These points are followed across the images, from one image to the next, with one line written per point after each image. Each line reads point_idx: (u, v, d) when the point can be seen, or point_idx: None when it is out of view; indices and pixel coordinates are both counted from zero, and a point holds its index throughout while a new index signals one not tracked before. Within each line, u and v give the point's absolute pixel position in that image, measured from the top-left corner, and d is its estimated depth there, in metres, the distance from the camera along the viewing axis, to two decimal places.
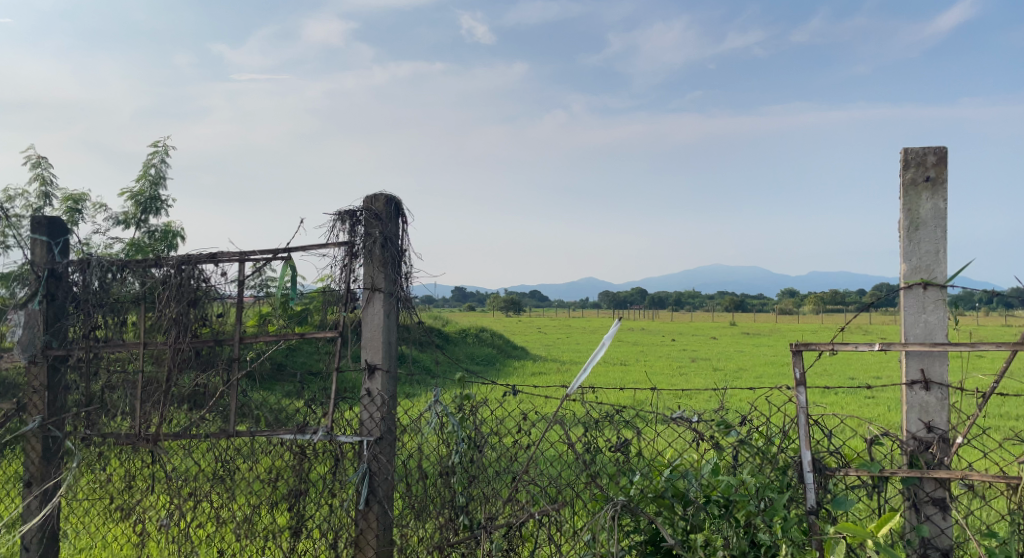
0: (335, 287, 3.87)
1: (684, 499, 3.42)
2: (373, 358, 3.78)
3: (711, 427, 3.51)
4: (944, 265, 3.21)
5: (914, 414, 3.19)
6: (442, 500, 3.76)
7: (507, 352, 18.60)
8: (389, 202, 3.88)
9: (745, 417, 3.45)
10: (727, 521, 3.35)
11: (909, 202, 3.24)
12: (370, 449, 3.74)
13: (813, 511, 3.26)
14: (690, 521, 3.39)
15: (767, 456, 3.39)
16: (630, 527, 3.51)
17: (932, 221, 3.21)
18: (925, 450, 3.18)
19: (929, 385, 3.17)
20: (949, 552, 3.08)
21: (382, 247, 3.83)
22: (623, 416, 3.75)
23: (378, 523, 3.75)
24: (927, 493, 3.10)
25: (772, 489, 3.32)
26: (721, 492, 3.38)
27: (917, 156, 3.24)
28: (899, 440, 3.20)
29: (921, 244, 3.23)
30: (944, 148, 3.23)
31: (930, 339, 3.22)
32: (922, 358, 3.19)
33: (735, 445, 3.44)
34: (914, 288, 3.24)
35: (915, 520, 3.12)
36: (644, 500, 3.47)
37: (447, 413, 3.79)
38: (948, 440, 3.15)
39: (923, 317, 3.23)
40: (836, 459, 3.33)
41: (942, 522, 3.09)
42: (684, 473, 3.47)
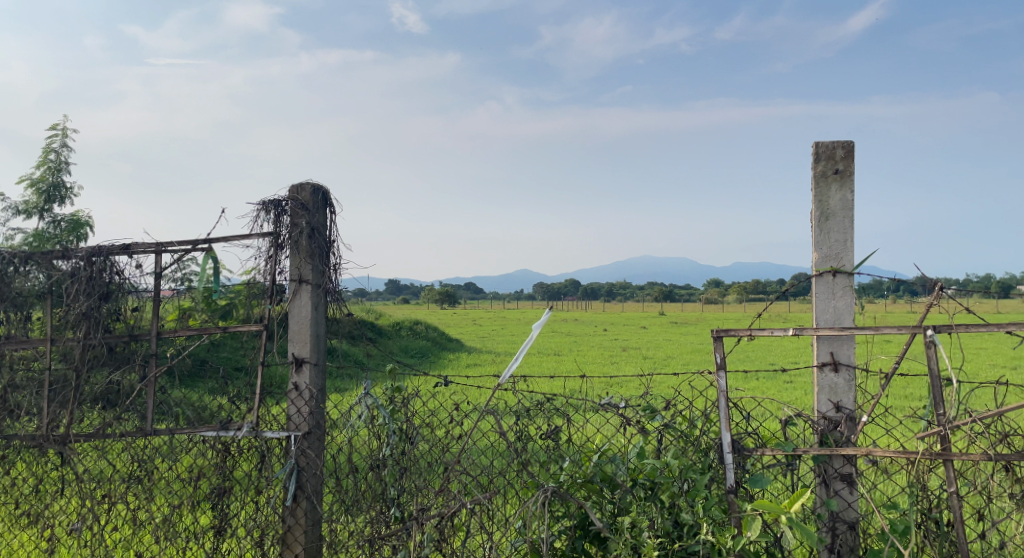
0: (260, 279, 3.79)
1: (612, 483, 3.50)
2: (300, 352, 3.72)
3: (637, 412, 3.59)
4: (852, 253, 3.38)
5: (824, 395, 3.36)
6: (372, 493, 3.74)
7: (440, 344, 18.59)
8: (316, 192, 3.82)
9: (669, 402, 3.56)
10: (652, 503, 3.43)
11: (820, 193, 3.40)
12: (298, 444, 3.69)
13: (732, 490, 3.40)
14: (618, 504, 3.50)
15: (690, 439, 3.52)
16: (560, 512, 3.56)
17: (840, 211, 3.37)
18: (834, 429, 3.35)
19: (838, 367, 3.34)
20: (855, 525, 3.27)
21: (309, 238, 3.77)
22: (553, 404, 3.80)
23: (305, 519, 3.71)
24: (836, 469, 3.27)
25: (694, 470, 3.44)
26: (646, 475, 3.45)
27: (828, 149, 3.39)
28: (811, 420, 3.36)
29: (831, 234, 3.39)
30: (852, 142, 3.39)
31: (839, 325, 3.39)
32: (832, 342, 3.35)
33: (660, 429, 3.57)
34: (824, 276, 3.40)
35: (824, 495, 3.29)
36: (575, 485, 3.55)
37: (378, 406, 3.77)
38: (854, 419, 3.34)
39: (832, 302, 3.39)
40: (754, 440, 3.47)
41: (849, 496, 3.28)
42: (611, 458, 3.55)
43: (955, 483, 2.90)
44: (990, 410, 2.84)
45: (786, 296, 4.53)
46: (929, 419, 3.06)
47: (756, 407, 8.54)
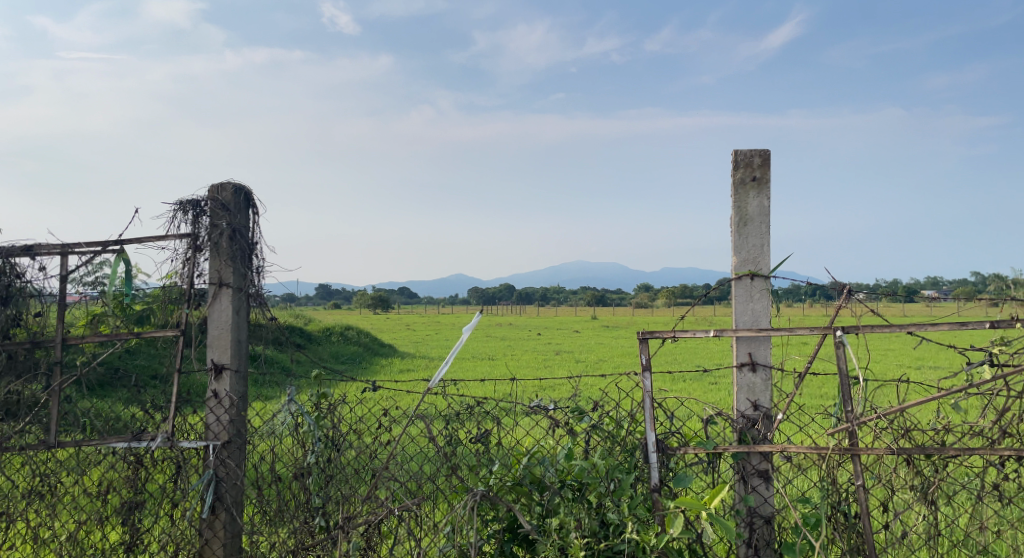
0: (178, 283, 3.66)
1: (541, 485, 3.52)
2: (220, 358, 3.60)
3: (566, 414, 3.62)
4: (768, 258, 3.51)
5: (743, 394, 3.47)
6: (297, 503, 3.65)
7: (372, 349, 18.36)
8: (237, 192, 3.70)
9: (597, 403, 3.60)
10: (580, 503, 3.48)
11: (739, 199, 3.51)
12: (217, 454, 3.57)
13: (656, 489, 3.45)
14: (546, 506, 3.50)
15: (617, 439, 3.57)
16: (489, 516, 3.55)
17: (758, 217, 3.49)
18: (752, 427, 3.46)
19: (756, 367, 3.45)
20: (771, 519, 3.37)
21: (230, 240, 3.66)
22: (483, 408, 3.80)
23: (224, 532, 3.58)
24: (754, 466, 3.38)
25: (621, 470, 3.47)
26: (574, 476, 3.49)
27: (746, 157, 3.51)
28: (730, 418, 3.46)
29: (749, 239, 3.51)
30: (768, 150, 3.51)
31: (757, 326, 3.50)
32: (750, 343, 3.46)
33: (587, 431, 3.60)
34: (743, 279, 3.51)
35: (742, 491, 3.40)
36: (504, 489, 3.54)
37: (302, 412, 3.68)
38: (771, 417, 3.45)
39: (750, 305, 3.50)
40: (677, 438, 3.52)
41: (766, 492, 3.38)
42: (540, 460, 3.56)
43: (862, 477, 3.04)
44: (893, 406, 2.98)
45: (712, 299, 4.64)
46: (838, 416, 3.19)
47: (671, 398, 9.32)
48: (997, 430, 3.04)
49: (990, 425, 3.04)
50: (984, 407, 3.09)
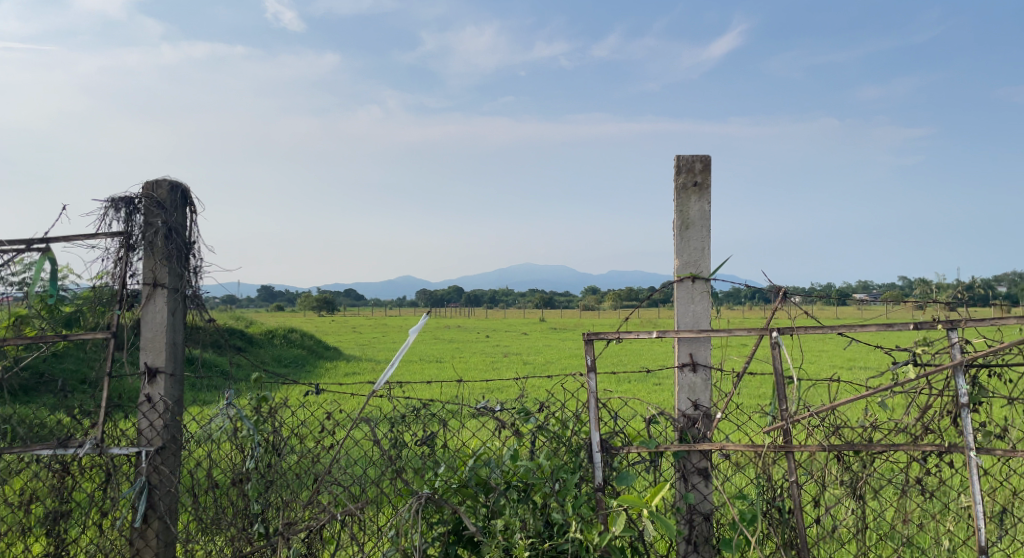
0: (109, 283, 3.52)
1: (486, 486, 3.52)
2: (154, 361, 3.48)
3: (513, 415, 3.62)
4: (709, 261, 3.58)
5: (683, 394, 3.53)
6: (235, 510, 3.55)
7: (316, 352, 18.07)
8: (173, 190, 3.59)
9: (543, 404, 3.60)
10: (525, 504, 3.47)
11: (681, 204, 3.57)
12: (150, 461, 3.45)
13: (600, 488, 3.48)
14: (491, 507, 3.50)
15: (562, 439, 3.57)
16: (434, 518, 3.53)
17: (699, 221, 3.56)
18: (692, 426, 3.52)
19: (696, 367, 3.51)
20: (709, 516, 3.44)
21: (165, 239, 3.54)
22: (429, 411, 3.76)
23: (157, 540, 3.46)
24: (693, 464, 3.44)
25: (566, 470, 3.50)
26: (520, 476, 3.49)
27: (687, 162, 3.58)
28: (672, 418, 3.51)
29: (691, 242, 3.57)
30: (709, 156, 3.58)
31: (698, 327, 3.57)
32: (691, 343, 3.52)
33: (534, 431, 3.59)
34: (685, 281, 3.57)
35: (683, 489, 3.45)
36: (449, 491, 3.53)
37: (241, 416, 3.56)
38: (711, 416, 3.51)
39: (691, 306, 3.56)
40: (621, 438, 3.55)
41: (705, 489, 3.45)
42: (486, 462, 3.56)
43: (795, 473, 3.13)
44: (824, 404, 3.07)
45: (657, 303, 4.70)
46: (774, 414, 3.28)
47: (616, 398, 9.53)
48: (920, 426, 3.16)
49: (914, 422, 3.16)
50: (908, 405, 3.21)
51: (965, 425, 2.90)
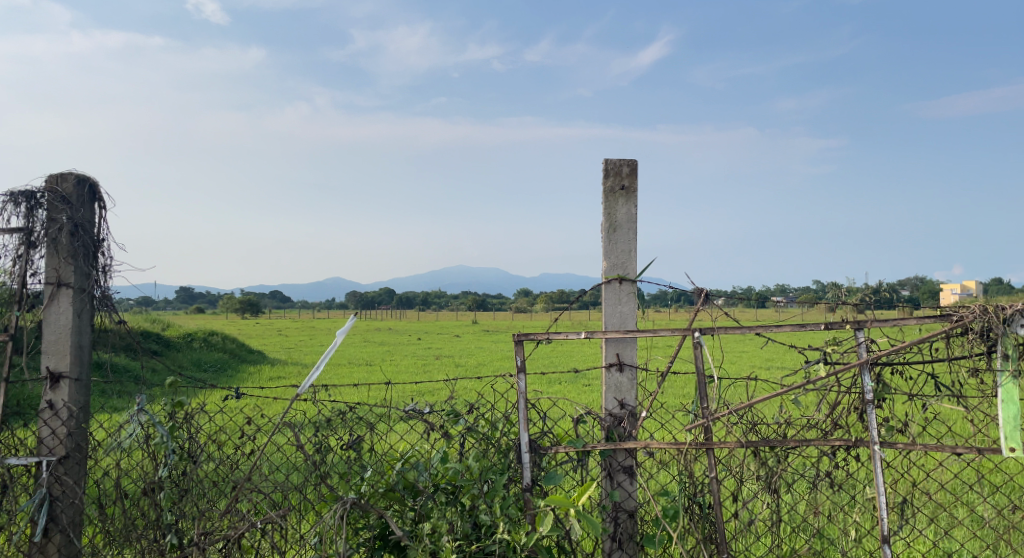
0: (8, 282, 3.30)
1: (414, 490, 3.44)
2: (57, 365, 3.27)
3: (441, 417, 3.55)
4: (635, 263, 3.61)
5: (610, 393, 3.56)
6: (146, 520, 3.38)
7: (238, 355, 17.53)
8: (80, 184, 3.39)
9: (472, 405, 3.54)
10: (452, 506, 3.42)
11: (609, 207, 3.60)
12: (51, 471, 3.25)
13: (527, 488, 3.46)
14: (419, 510, 3.43)
15: (492, 441, 3.51)
16: (359, 524, 3.44)
17: (626, 225, 3.59)
18: (618, 425, 3.55)
19: (623, 367, 3.54)
20: (634, 513, 3.48)
21: (70, 236, 3.34)
22: (356, 414, 3.65)
23: (59, 555, 3.27)
24: (619, 462, 3.48)
25: (494, 471, 3.46)
26: (448, 479, 3.43)
27: (615, 166, 3.61)
28: (599, 417, 3.53)
29: (617, 244, 3.61)
30: (636, 160, 3.62)
31: (624, 328, 3.60)
32: (617, 343, 3.56)
33: (463, 433, 3.52)
34: (612, 283, 3.60)
35: (609, 486, 3.49)
36: (375, 496, 3.45)
37: (153, 422, 3.36)
38: (636, 415, 3.54)
39: (619, 307, 3.60)
40: (549, 438, 3.51)
41: (630, 487, 3.49)
42: (414, 465, 3.48)
43: (714, 470, 3.19)
44: (742, 402, 3.15)
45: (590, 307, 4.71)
46: (695, 412, 3.34)
47: (544, 397, 9.68)
48: (830, 422, 3.27)
49: (824, 417, 3.28)
50: (819, 401, 3.32)
51: (870, 420, 3.02)
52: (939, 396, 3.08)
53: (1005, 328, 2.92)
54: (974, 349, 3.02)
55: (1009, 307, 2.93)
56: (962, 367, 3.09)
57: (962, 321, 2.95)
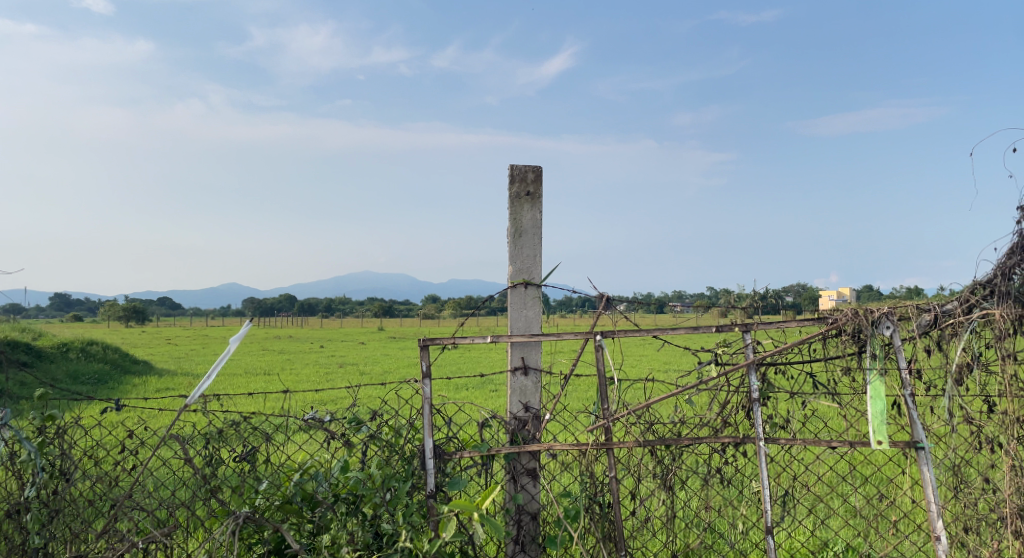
0: None
1: (312, 501, 3.36)
2: None
3: (343, 425, 3.45)
4: (540, 268, 3.67)
5: (515, 397, 3.59)
6: (10, 545, 3.15)
7: (122, 366, 16.55)
8: None
9: (375, 412, 3.46)
10: (353, 517, 3.35)
11: (514, 212, 3.64)
12: None
13: (431, 495, 3.35)
14: (317, 522, 3.35)
15: (395, 448, 3.44)
16: (253, 539, 3.35)
17: (531, 230, 3.65)
18: (523, 428, 3.59)
19: (527, 371, 3.59)
20: (536, 515, 3.53)
21: None
22: (250, 425, 3.47)
23: None
24: (523, 465, 3.51)
25: (396, 479, 3.40)
26: (349, 489, 3.37)
27: (520, 172, 3.66)
28: (504, 421, 3.56)
29: (523, 249, 3.65)
30: (540, 167, 3.69)
31: (529, 331, 3.65)
32: (523, 347, 3.59)
33: (365, 441, 3.44)
34: (518, 287, 3.64)
35: (512, 490, 3.52)
36: (270, 509, 3.35)
37: (19, 438, 3.09)
38: (540, 417, 3.60)
39: (524, 311, 3.64)
40: (454, 443, 3.48)
41: (533, 489, 3.53)
42: (313, 475, 3.38)
43: (614, 468, 3.31)
44: (641, 402, 3.26)
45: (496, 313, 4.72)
46: (596, 413, 3.44)
47: (449, 403, 9.89)
48: (720, 420, 3.43)
49: (715, 416, 3.43)
50: (711, 401, 3.46)
51: (756, 418, 3.18)
52: (818, 394, 3.28)
53: (873, 330, 3.15)
54: (847, 349, 3.24)
55: (878, 310, 3.16)
56: (836, 367, 3.30)
57: (837, 322, 3.18)
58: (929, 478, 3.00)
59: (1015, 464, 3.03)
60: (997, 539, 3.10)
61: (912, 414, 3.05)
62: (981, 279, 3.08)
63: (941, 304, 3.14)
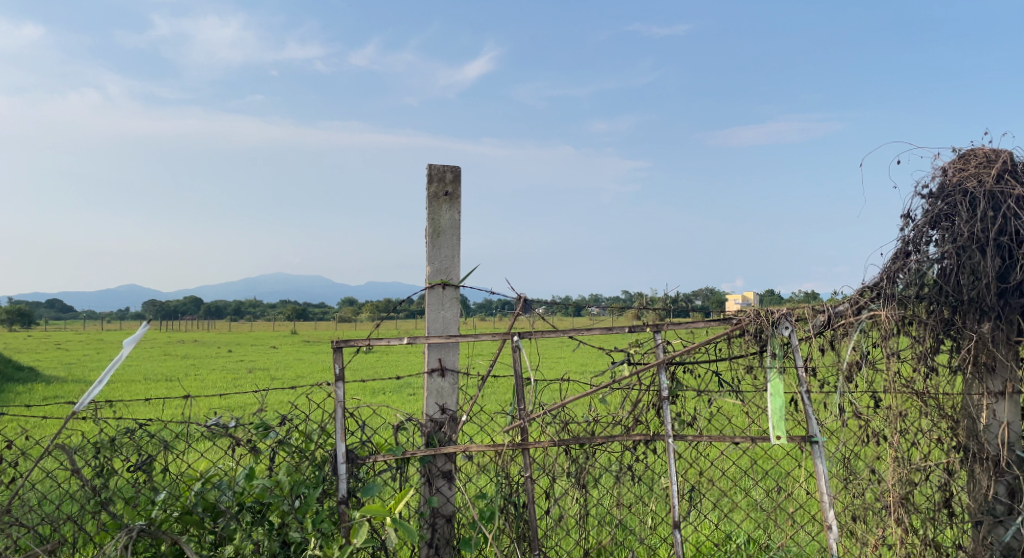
0: None
1: (215, 511, 3.22)
2: None
3: (249, 431, 3.34)
4: (459, 269, 3.65)
5: (432, 398, 3.55)
6: None
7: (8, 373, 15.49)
8: None
9: (283, 417, 3.34)
10: (259, 526, 3.24)
11: (432, 212, 3.61)
12: None
13: (343, 501, 3.27)
14: (219, 533, 3.22)
15: (305, 453, 3.34)
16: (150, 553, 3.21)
17: (450, 230, 3.62)
18: (439, 430, 3.56)
19: (445, 372, 3.56)
20: (451, 518, 3.50)
21: None
22: (146, 432, 3.28)
23: None
24: (439, 468, 3.48)
25: (306, 485, 3.28)
26: (255, 497, 3.24)
27: (439, 172, 3.63)
28: (419, 423, 3.53)
29: (441, 250, 3.62)
30: (459, 168, 3.67)
31: (447, 333, 3.62)
32: (440, 349, 3.56)
33: (273, 447, 3.32)
34: (435, 288, 3.61)
35: (427, 493, 3.48)
36: (169, 521, 3.20)
37: None
38: (457, 419, 3.57)
39: (442, 312, 3.61)
40: (368, 447, 3.39)
41: (448, 491, 3.50)
42: (216, 484, 3.26)
43: (530, 469, 3.31)
44: (556, 402, 3.29)
45: (412, 315, 4.66)
46: (513, 414, 3.45)
47: (364, 406, 9.79)
48: (632, 418, 3.49)
49: (627, 415, 3.49)
50: (623, 399, 3.53)
51: (665, 415, 3.26)
52: (722, 391, 3.41)
53: (773, 329, 3.30)
54: (749, 349, 3.37)
55: (778, 311, 3.30)
56: (740, 366, 3.43)
57: (740, 323, 3.32)
58: (823, 471, 3.16)
59: (898, 455, 3.23)
60: (882, 527, 3.31)
61: (807, 410, 3.20)
62: (869, 282, 3.29)
63: (833, 306, 3.34)
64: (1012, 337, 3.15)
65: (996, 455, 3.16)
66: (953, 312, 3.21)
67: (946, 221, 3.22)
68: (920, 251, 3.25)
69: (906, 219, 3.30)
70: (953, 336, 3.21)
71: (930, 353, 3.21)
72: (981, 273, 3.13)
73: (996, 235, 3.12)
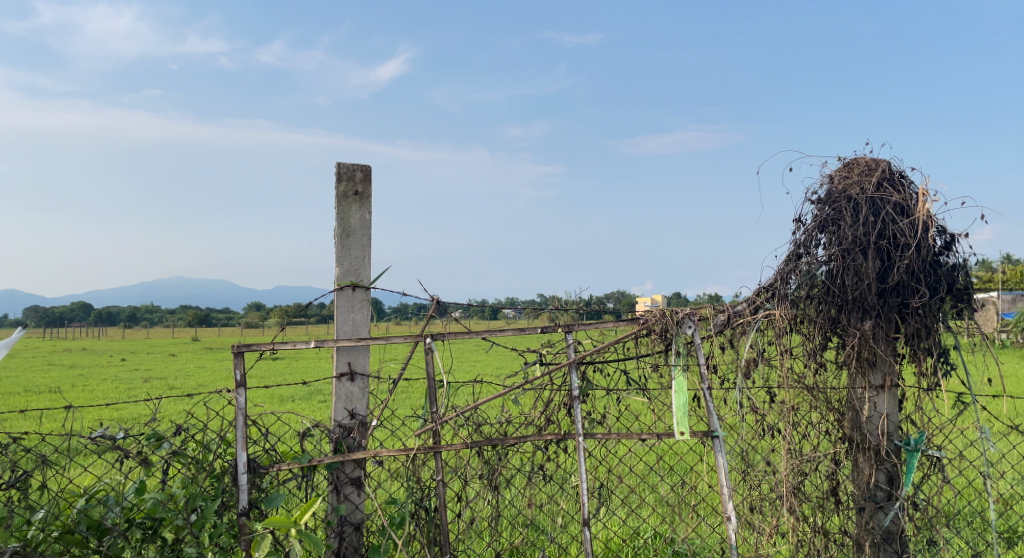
0: None
1: (100, 529, 3.01)
2: None
3: (139, 442, 3.14)
4: (369, 270, 3.57)
5: (340, 404, 3.46)
6: None
7: None
8: None
9: (178, 426, 3.16)
10: (151, 543, 3.08)
11: (342, 212, 3.52)
12: None
13: (244, 512, 3.11)
14: (105, 552, 3.01)
15: (202, 464, 3.16)
16: None
17: (359, 230, 3.54)
18: (348, 436, 3.44)
19: (354, 377, 3.47)
20: (360, 525, 3.42)
21: None
22: (23, 446, 3.03)
23: None
24: (347, 474, 3.37)
25: (204, 498, 3.12)
26: (145, 513, 3.05)
27: (348, 171, 3.54)
28: (327, 429, 3.41)
29: (351, 251, 3.53)
30: (369, 166, 3.59)
31: (356, 335, 3.53)
32: (350, 352, 3.46)
33: (166, 459, 3.14)
34: (345, 290, 3.51)
35: (335, 501, 3.38)
36: (47, 540, 2.98)
37: None
38: (367, 424, 3.48)
39: (351, 315, 3.52)
40: (272, 455, 3.23)
41: (357, 499, 3.42)
42: (101, 500, 3.05)
43: (441, 472, 3.25)
44: (468, 404, 3.26)
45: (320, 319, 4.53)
46: (425, 417, 3.40)
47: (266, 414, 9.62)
48: (543, 418, 3.50)
49: (539, 414, 3.50)
50: (535, 399, 3.54)
51: (576, 414, 3.30)
52: (630, 390, 3.47)
53: (677, 329, 3.39)
54: (655, 348, 3.46)
55: (681, 311, 3.40)
56: (646, 364, 3.50)
57: (646, 322, 3.39)
58: (723, 464, 3.26)
59: (790, 447, 3.38)
60: (775, 516, 3.44)
61: (708, 406, 3.29)
62: (764, 283, 3.44)
63: (733, 306, 3.46)
64: (891, 334, 3.32)
65: (876, 445, 3.35)
66: (839, 311, 3.37)
67: (833, 225, 3.40)
68: (809, 254, 3.42)
69: (797, 223, 3.46)
70: (839, 334, 3.38)
71: (819, 350, 3.37)
72: (864, 275, 3.29)
73: (876, 238, 3.30)
